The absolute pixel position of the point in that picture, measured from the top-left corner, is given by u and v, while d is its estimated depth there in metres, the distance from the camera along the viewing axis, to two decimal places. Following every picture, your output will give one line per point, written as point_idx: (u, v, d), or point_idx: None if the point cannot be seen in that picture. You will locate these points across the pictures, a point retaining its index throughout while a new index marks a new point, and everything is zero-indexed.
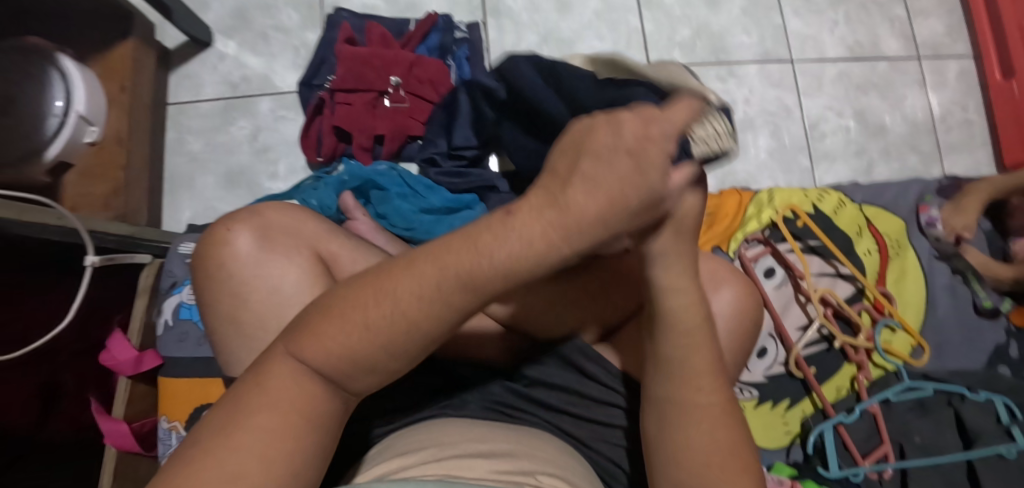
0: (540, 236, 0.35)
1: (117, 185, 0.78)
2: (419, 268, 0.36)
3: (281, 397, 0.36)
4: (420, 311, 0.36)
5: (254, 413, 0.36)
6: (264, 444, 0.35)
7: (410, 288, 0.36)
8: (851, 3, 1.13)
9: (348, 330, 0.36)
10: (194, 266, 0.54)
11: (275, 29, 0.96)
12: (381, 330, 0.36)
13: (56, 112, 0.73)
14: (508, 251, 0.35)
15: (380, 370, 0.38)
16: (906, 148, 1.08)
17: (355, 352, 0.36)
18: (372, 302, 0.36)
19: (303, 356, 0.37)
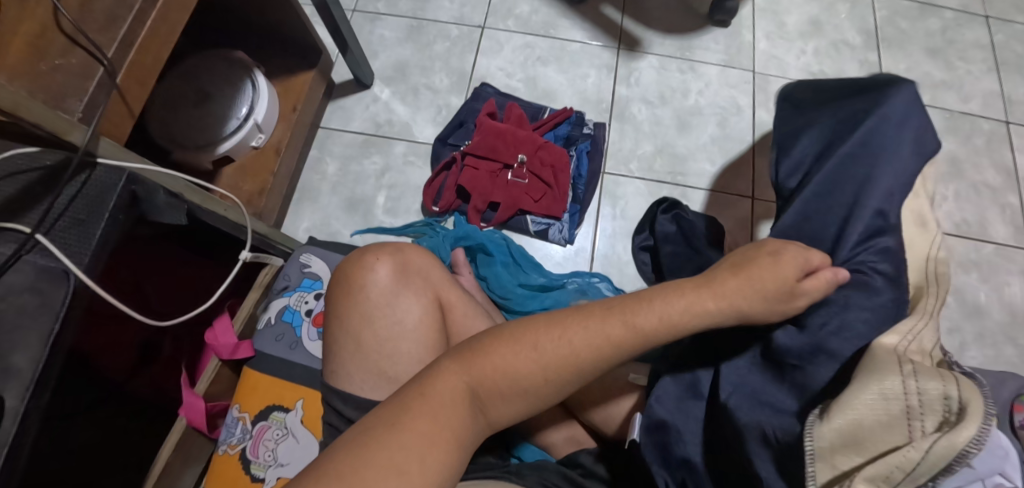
0: (684, 301, 0.49)
1: (264, 186, 0.90)
2: (581, 317, 0.49)
3: (439, 403, 0.46)
4: (568, 351, 0.48)
5: (419, 412, 0.45)
6: (426, 444, 0.44)
7: (552, 342, 0.48)
8: (963, 183, 1.15)
9: (506, 358, 0.48)
10: (336, 284, 0.72)
11: (426, 87, 1.10)
12: (546, 355, 0.48)
13: (239, 116, 0.87)
14: (624, 329, 0.48)
15: (525, 394, 0.48)
16: (1003, 339, 1.05)
17: (518, 367, 0.48)
18: (540, 334, 0.49)
19: (467, 373, 0.48)
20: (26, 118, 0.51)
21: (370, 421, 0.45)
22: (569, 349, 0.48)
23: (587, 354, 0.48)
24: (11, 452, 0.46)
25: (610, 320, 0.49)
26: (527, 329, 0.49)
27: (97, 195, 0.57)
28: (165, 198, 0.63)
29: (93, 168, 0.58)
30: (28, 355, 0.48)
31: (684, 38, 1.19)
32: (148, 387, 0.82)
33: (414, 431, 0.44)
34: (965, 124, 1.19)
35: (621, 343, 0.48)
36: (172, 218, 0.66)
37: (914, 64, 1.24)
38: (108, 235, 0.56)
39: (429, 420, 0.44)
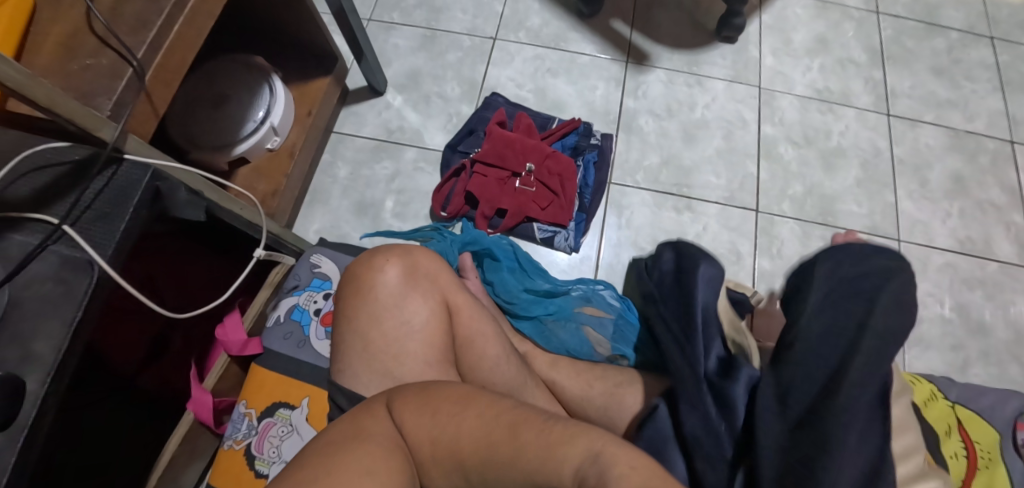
0: (571, 439, 0.43)
1: (277, 188, 0.92)
2: (494, 401, 0.49)
3: (363, 439, 0.50)
4: (479, 430, 0.47)
5: (344, 441, 0.50)
6: (365, 465, 0.48)
7: (475, 416, 0.48)
8: (968, 200, 1.16)
9: (425, 415, 0.50)
10: (345, 284, 0.74)
11: (438, 95, 1.12)
12: (447, 422, 0.48)
13: (255, 119, 0.90)
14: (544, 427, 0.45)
15: (436, 454, 0.49)
16: (1007, 357, 1.05)
17: (427, 424, 0.49)
18: (465, 401, 0.50)
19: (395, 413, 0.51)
20: (61, 111, 0.52)
21: (331, 435, 0.52)
22: (484, 426, 0.47)
23: (491, 435, 0.46)
24: (30, 433, 0.49)
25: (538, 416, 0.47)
26: (462, 394, 0.50)
27: (121, 190, 0.59)
28: (186, 194, 0.65)
29: (119, 164, 0.60)
30: (49, 343, 0.51)
31: (692, 53, 1.22)
32: (157, 382, 0.84)
33: (349, 448, 0.49)
34: (970, 143, 1.20)
35: (524, 447, 0.45)
36: (193, 214, 0.67)
37: (919, 82, 1.25)
38: (131, 230, 0.58)
39: (355, 447, 0.49)
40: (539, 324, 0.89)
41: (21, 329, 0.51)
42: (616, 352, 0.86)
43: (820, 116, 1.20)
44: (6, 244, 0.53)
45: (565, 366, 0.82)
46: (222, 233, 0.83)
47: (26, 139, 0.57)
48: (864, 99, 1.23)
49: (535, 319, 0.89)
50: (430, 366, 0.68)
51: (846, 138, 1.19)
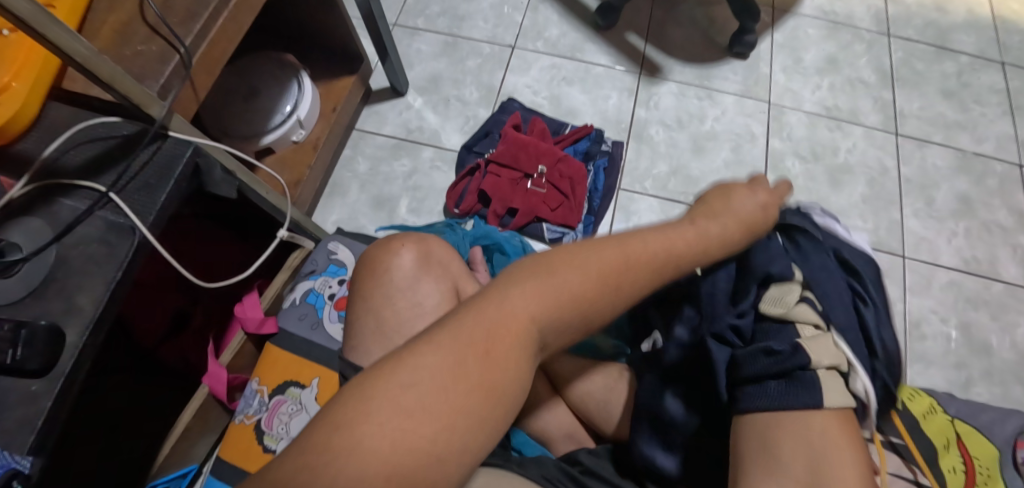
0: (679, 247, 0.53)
1: (300, 178, 0.97)
2: (626, 260, 0.50)
3: (501, 347, 0.43)
4: (595, 288, 0.47)
5: (480, 361, 0.43)
6: (504, 375, 0.43)
7: (574, 277, 0.47)
8: (974, 221, 1.17)
9: (552, 302, 0.46)
10: (362, 266, 0.78)
11: (456, 99, 1.17)
12: (591, 307, 0.47)
13: (284, 112, 0.96)
14: (632, 272, 0.49)
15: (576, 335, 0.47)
16: (1011, 377, 1.05)
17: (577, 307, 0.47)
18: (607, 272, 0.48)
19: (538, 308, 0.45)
20: (121, 91, 0.57)
21: (457, 342, 0.43)
22: (599, 284, 0.48)
23: (607, 286, 0.48)
24: (66, 382, 0.52)
25: (619, 257, 0.49)
26: (596, 263, 0.49)
27: (166, 164, 0.63)
28: (221, 173, 0.69)
29: (165, 140, 0.64)
30: (90, 298, 0.55)
31: (703, 67, 1.26)
32: (176, 355, 0.87)
33: (443, 374, 0.41)
34: (978, 165, 1.22)
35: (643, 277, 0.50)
36: (227, 191, 0.71)
37: (928, 104, 1.28)
38: (171, 200, 0.62)
39: (508, 357, 0.43)
40: None
41: (67, 283, 0.55)
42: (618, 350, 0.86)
43: (828, 132, 1.23)
44: (57, 208, 0.57)
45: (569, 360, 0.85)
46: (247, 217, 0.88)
47: (80, 115, 0.62)
48: (873, 118, 1.25)
49: None
50: None
51: (853, 154, 1.22)
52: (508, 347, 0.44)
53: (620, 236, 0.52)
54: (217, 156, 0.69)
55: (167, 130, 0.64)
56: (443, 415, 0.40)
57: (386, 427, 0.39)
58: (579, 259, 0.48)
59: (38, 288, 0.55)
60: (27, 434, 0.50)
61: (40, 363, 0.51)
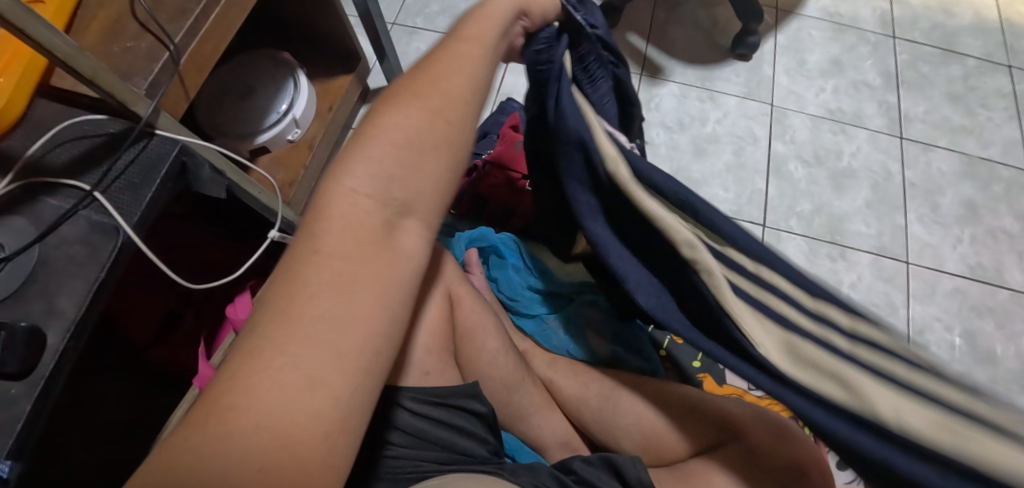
0: (460, 52, 0.49)
1: (295, 178, 0.96)
2: (408, 100, 0.47)
3: (334, 248, 0.41)
4: (426, 115, 0.47)
5: (315, 275, 0.40)
6: (345, 267, 0.41)
7: (394, 124, 0.46)
8: (979, 227, 1.15)
9: (386, 159, 0.45)
10: None
11: None
12: (416, 150, 0.46)
13: (279, 110, 0.95)
14: (440, 93, 0.48)
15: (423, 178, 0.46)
16: (1015, 387, 1.03)
17: (395, 163, 0.45)
18: (393, 121, 0.46)
19: (353, 188, 0.44)
20: (105, 88, 0.56)
21: (280, 282, 0.40)
22: (426, 113, 0.47)
23: (436, 114, 0.47)
24: (46, 384, 0.51)
25: (415, 104, 0.47)
26: (382, 121, 0.46)
27: (152, 163, 0.62)
28: (210, 172, 0.68)
29: (151, 138, 0.63)
30: (73, 299, 0.54)
31: (706, 69, 1.24)
32: (166, 355, 0.87)
33: (304, 300, 0.39)
34: (983, 170, 1.20)
35: (451, 98, 0.48)
36: (215, 191, 0.70)
37: (933, 107, 1.26)
38: (157, 200, 0.61)
39: (339, 255, 0.41)
40: (540, 322, 0.91)
41: (48, 285, 0.54)
42: (614, 355, 0.87)
43: (831, 136, 1.21)
44: (41, 207, 0.56)
45: (565, 366, 0.84)
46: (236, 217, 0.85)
47: (66, 111, 0.61)
48: (877, 121, 1.24)
49: (537, 317, 0.92)
50: (429, 353, 0.69)
51: (857, 158, 1.20)
52: (366, 238, 0.42)
53: (411, 77, 0.49)
54: (206, 155, 0.67)
55: (153, 128, 0.63)
56: (305, 344, 0.38)
57: (272, 380, 0.37)
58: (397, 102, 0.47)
59: (18, 290, 0.53)
60: (4, 439, 0.49)
61: (18, 366, 0.50)
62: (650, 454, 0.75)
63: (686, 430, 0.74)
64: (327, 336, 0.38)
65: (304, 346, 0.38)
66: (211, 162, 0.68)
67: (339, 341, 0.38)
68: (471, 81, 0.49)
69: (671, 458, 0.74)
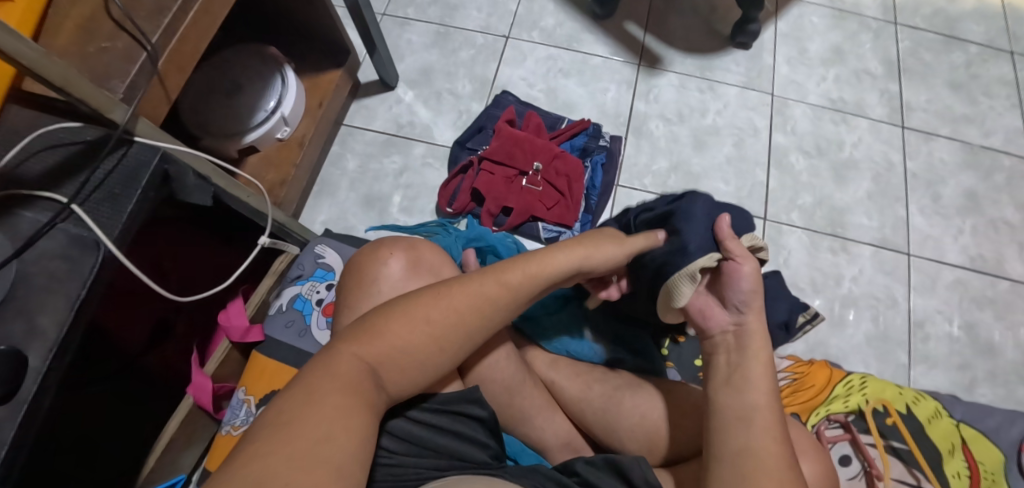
0: (527, 267, 0.60)
1: (285, 178, 0.93)
2: (449, 295, 0.57)
3: (330, 396, 0.49)
4: (474, 308, 0.57)
5: (316, 408, 0.47)
6: (342, 405, 0.49)
7: (440, 310, 0.56)
8: (981, 217, 1.14)
9: (417, 330, 0.55)
10: (348, 272, 0.67)
11: (449, 92, 1.13)
12: (440, 332, 0.56)
13: (267, 108, 0.91)
14: (505, 286, 0.59)
15: (422, 361, 0.55)
16: (1015, 378, 1.03)
17: (415, 345, 0.55)
18: (430, 305, 0.56)
19: (363, 354, 0.53)
20: (76, 95, 0.53)
21: (289, 411, 0.47)
22: (468, 313, 0.56)
23: (481, 312, 0.57)
24: (30, 407, 0.48)
25: (464, 295, 0.57)
26: (419, 305, 0.56)
27: (132, 171, 0.59)
28: (194, 179, 0.66)
29: (130, 145, 0.61)
30: (54, 317, 0.50)
31: (706, 58, 1.21)
32: (160, 365, 0.85)
33: (320, 408, 0.48)
34: (985, 159, 1.19)
35: (502, 305, 0.58)
36: (200, 197, 0.68)
37: (935, 96, 1.24)
38: (139, 209, 0.58)
39: (335, 399, 0.49)
40: (539, 325, 0.87)
41: (27, 304, 0.50)
42: (615, 356, 0.85)
43: (833, 126, 1.20)
44: (16, 221, 0.53)
45: (566, 366, 0.82)
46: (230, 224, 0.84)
47: (39, 118, 0.58)
48: (879, 110, 1.22)
49: (535, 318, 0.88)
50: None
51: (858, 149, 1.18)
52: (362, 383, 0.51)
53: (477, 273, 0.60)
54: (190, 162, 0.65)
55: (132, 135, 0.60)
56: (315, 446, 0.45)
57: (295, 465, 0.44)
58: (446, 298, 0.57)
59: None
60: None
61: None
62: (654, 453, 0.72)
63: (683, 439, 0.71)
64: (330, 452, 0.46)
65: (321, 445, 0.46)
66: (194, 168, 0.66)
67: (337, 449, 0.46)
68: (528, 289, 0.60)
69: (675, 457, 0.71)
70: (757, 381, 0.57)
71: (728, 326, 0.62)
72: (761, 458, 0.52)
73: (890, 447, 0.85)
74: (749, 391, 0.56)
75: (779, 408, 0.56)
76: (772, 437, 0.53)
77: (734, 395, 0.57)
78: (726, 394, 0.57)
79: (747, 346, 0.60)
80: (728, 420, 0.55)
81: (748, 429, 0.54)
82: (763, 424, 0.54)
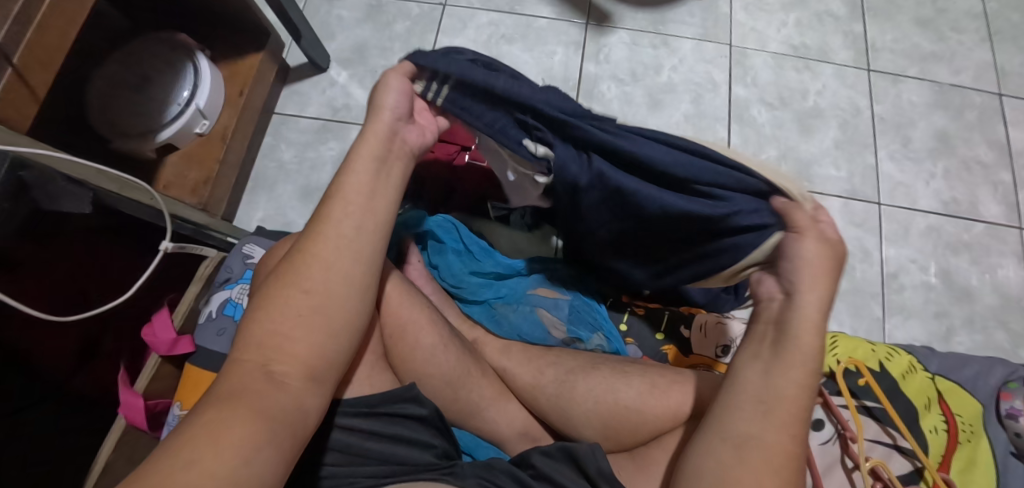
0: (357, 184, 0.52)
1: (208, 175, 0.88)
2: (306, 252, 0.50)
3: (214, 418, 0.43)
4: (324, 249, 0.50)
5: (202, 437, 0.42)
6: (231, 422, 0.43)
7: (304, 271, 0.49)
8: (953, 159, 1.10)
9: (275, 304, 0.48)
10: (258, 273, 0.63)
11: (385, 69, 1.06)
12: (312, 292, 0.49)
13: (180, 101, 0.86)
14: (355, 215, 0.51)
15: (313, 333, 0.48)
16: (993, 322, 0.99)
17: (293, 319, 0.48)
18: (292, 277, 0.49)
19: (250, 360, 0.47)
20: None
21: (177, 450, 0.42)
22: (333, 258, 0.49)
23: (333, 246, 0.50)
24: None
25: (317, 245, 0.50)
26: (281, 280, 0.49)
27: None
28: (65, 183, 0.57)
29: None
30: None
31: (657, 11, 1.14)
32: (90, 384, 0.82)
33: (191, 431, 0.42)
34: (955, 98, 1.13)
35: (358, 229, 0.51)
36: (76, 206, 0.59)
37: (902, 34, 1.18)
38: None
39: (220, 421, 0.43)
40: (488, 308, 0.83)
41: None
42: (571, 334, 0.80)
43: (796, 74, 1.14)
44: None
45: (519, 352, 0.77)
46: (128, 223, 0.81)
47: None
48: (843, 54, 1.16)
49: (484, 302, 0.83)
50: None
51: (823, 97, 1.13)
52: (252, 387, 0.45)
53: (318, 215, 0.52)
54: (56, 165, 0.57)
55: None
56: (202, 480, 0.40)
57: None
58: (296, 262, 0.50)
59: None
60: None
61: None
62: (610, 440, 0.67)
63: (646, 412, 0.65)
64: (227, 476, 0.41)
65: (184, 468, 0.40)
66: (63, 170, 0.57)
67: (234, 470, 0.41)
68: (371, 197, 0.52)
69: (631, 443, 0.66)
70: (795, 369, 0.47)
71: (777, 292, 0.51)
72: (768, 452, 0.45)
73: (863, 407, 0.81)
74: (779, 377, 0.47)
75: (811, 405, 0.47)
76: (784, 436, 0.45)
77: (761, 375, 0.48)
78: (757, 371, 0.48)
79: (792, 324, 0.48)
80: (744, 401, 0.47)
81: (761, 418, 0.46)
82: (792, 426, 0.46)
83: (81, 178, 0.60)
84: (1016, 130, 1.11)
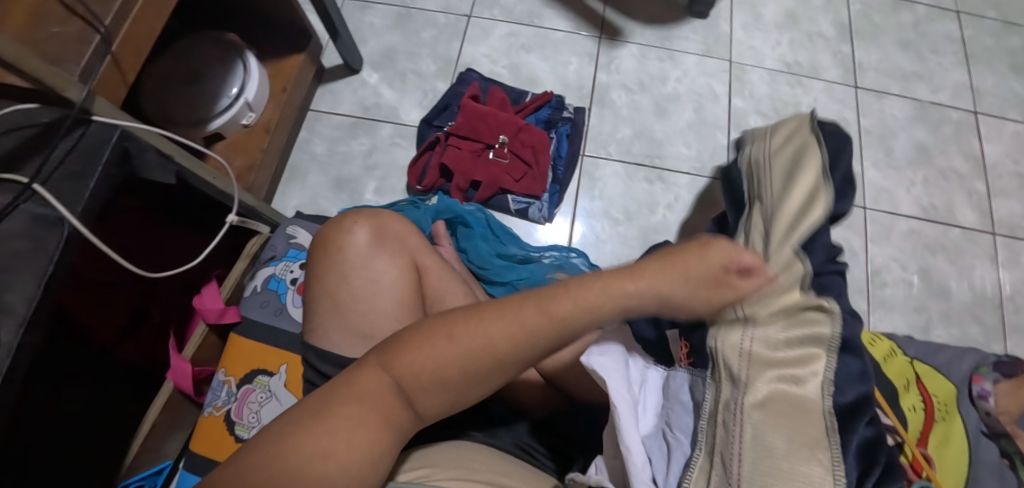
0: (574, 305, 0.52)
1: (252, 162, 0.95)
2: (488, 312, 0.52)
3: (348, 403, 0.48)
4: (509, 332, 0.51)
5: (332, 413, 0.48)
6: (353, 417, 0.48)
7: (467, 334, 0.50)
8: (932, 169, 1.19)
9: (438, 337, 0.51)
10: (316, 242, 0.71)
11: (413, 73, 1.14)
12: (456, 358, 0.50)
13: (230, 95, 0.93)
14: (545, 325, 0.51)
15: (438, 389, 0.51)
16: (968, 318, 1.08)
17: (439, 369, 0.50)
18: (460, 324, 0.51)
19: (390, 366, 0.50)
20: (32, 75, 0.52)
21: (295, 417, 0.48)
22: (495, 344, 0.50)
23: (502, 346, 0.50)
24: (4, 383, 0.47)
25: (489, 329, 0.51)
26: (445, 322, 0.52)
27: (91, 149, 0.58)
28: (156, 157, 0.65)
29: (88, 124, 0.59)
30: (22, 294, 0.50)
31: (663, 28, 1.24)
32: (136, 352, 0.87)
33: (320, 429, 0.47)
34: (934, 114, 1.24)
35: (526, 345, 0.51)
36: (161, 176, 0.68)
37: (886, 55, 1.29)
38: (100, 189, 0.57)
39: (351, 407, 0.48)
40: (511, 289, 0.90)
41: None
42: None
43: (789, 89, 1.23)
44: None
45: None
46: (189, 205, 0.87)
47: None
48: (833, 72, 1.26)
49: (508, 284, 0.91)
50: (399, 323, 0.66)
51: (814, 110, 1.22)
52: (382, 399, 0.49)
53: (517, 300, 0.53)
54: (148, 139, 0.64)
55: (89, 114, 0.59)
56: (317, 455, 0.46)
57: (302, 457, 0.46)
58: (479, 315, 0.52)
59: None
60: None
61: None
62: None
63: (699, 274, 0.52)
64: (343, 458, 0.46)
65: (319, 453, 0.46)
66: (154, 145, 0.65)
67: (345, 451, 0.46)
68: (580, 321, 0.52)
69: None
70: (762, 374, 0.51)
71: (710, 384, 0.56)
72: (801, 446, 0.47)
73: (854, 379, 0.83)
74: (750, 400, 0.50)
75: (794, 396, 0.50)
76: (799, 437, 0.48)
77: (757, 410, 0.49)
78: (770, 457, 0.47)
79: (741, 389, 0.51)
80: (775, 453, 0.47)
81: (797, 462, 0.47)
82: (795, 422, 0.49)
83: (167, 153, 0.67)
84: (990, 144, 1.22)
